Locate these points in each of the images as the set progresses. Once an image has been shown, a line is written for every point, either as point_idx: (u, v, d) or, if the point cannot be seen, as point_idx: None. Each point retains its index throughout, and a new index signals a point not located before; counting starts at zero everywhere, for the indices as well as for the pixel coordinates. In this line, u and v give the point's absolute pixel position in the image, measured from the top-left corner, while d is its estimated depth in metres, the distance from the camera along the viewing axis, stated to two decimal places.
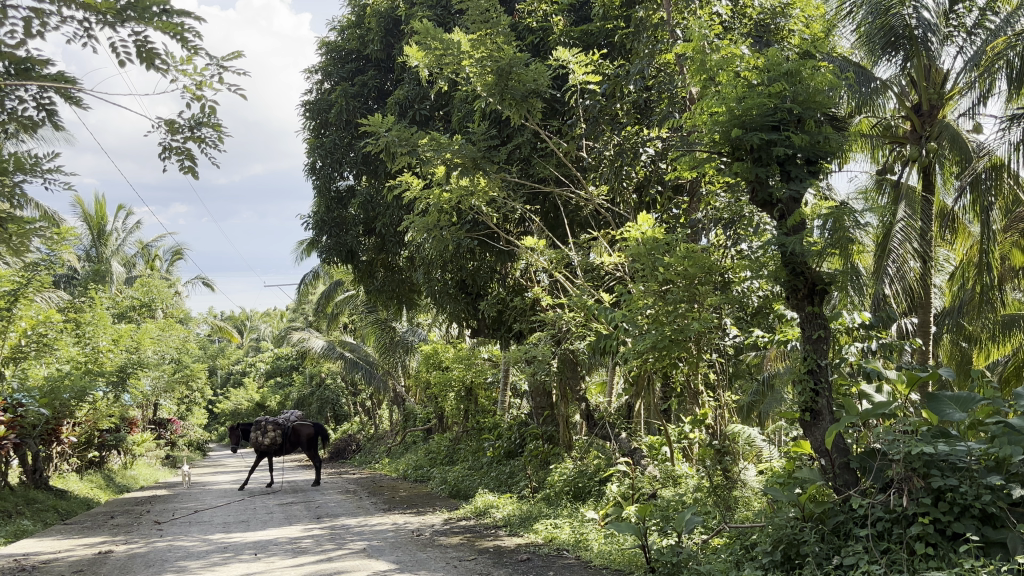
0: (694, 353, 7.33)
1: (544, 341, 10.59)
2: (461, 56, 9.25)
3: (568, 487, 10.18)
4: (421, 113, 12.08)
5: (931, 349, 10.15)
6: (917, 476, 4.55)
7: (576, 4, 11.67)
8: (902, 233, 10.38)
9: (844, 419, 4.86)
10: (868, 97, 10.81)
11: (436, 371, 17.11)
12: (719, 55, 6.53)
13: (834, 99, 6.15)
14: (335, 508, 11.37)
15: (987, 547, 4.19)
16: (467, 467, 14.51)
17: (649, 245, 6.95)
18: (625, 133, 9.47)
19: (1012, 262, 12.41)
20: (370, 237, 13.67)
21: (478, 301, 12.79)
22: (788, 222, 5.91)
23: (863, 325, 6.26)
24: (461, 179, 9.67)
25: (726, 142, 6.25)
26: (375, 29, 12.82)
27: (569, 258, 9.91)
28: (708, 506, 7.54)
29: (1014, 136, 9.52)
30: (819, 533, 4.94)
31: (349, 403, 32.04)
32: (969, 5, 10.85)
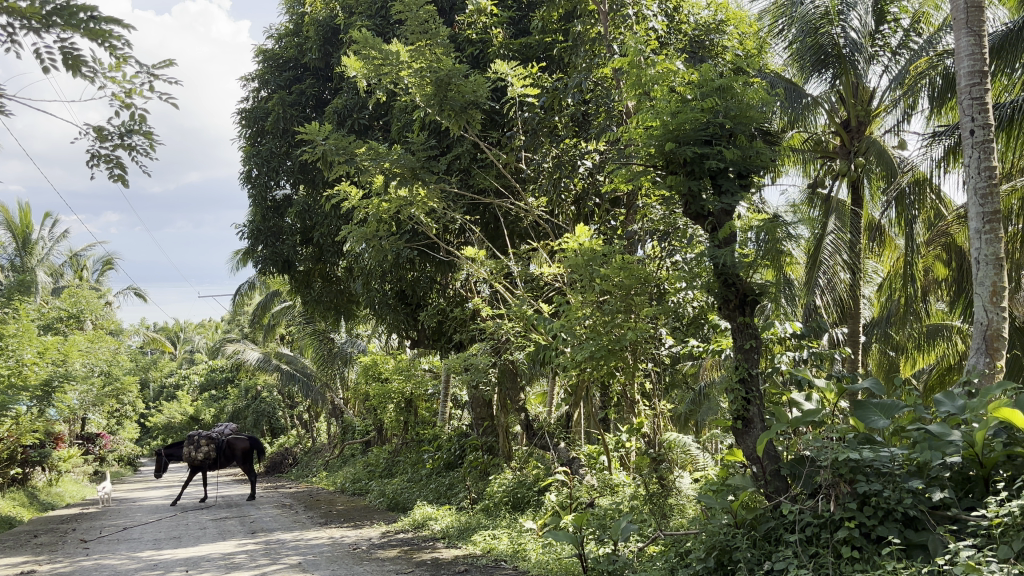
0: (631, 362, 7.45)
1: (484, 351, 10.63)
2: (400, 66, 9.27)
3: (507, 498, 10.19)
4: (360, 122, 12.00)
5: (860, 359, 10.54)
6: (844, 481, 4.66)
7: (514, 17, 11.74)
8: (831, 245, 10.71)
9: (774, 427, 4.98)
10: (799, 113, 11.12)
11: (374, 383, 16.96)
12: (655, 70, 6.65)
13: (766, 115, 6.29)
14: (270, 523, 11.19)
15: (908, 550, 4.32)
16: (406, 479, 14.43)
17: (587, 256, 7.04)
18: (563, 146, 9.70)
19: (935, 274, 12.91)
20: (307, 247, 13.53)
21: (418, 311, 12.78)
22: (719, 234, 6.07)
23: (795, 335, 6.45)
24: (399, 189, 9.62)
25: (660, 156, 6.37)
26: (313, 38, 12.70)
27: (509, 267, 9.95)
28: (644, 514, 7.67)
29: (935, 153, 9.90)
30: (751, 539, 5.04)
31: (285, 417, 31.54)
32: (893, 25, 11.28)
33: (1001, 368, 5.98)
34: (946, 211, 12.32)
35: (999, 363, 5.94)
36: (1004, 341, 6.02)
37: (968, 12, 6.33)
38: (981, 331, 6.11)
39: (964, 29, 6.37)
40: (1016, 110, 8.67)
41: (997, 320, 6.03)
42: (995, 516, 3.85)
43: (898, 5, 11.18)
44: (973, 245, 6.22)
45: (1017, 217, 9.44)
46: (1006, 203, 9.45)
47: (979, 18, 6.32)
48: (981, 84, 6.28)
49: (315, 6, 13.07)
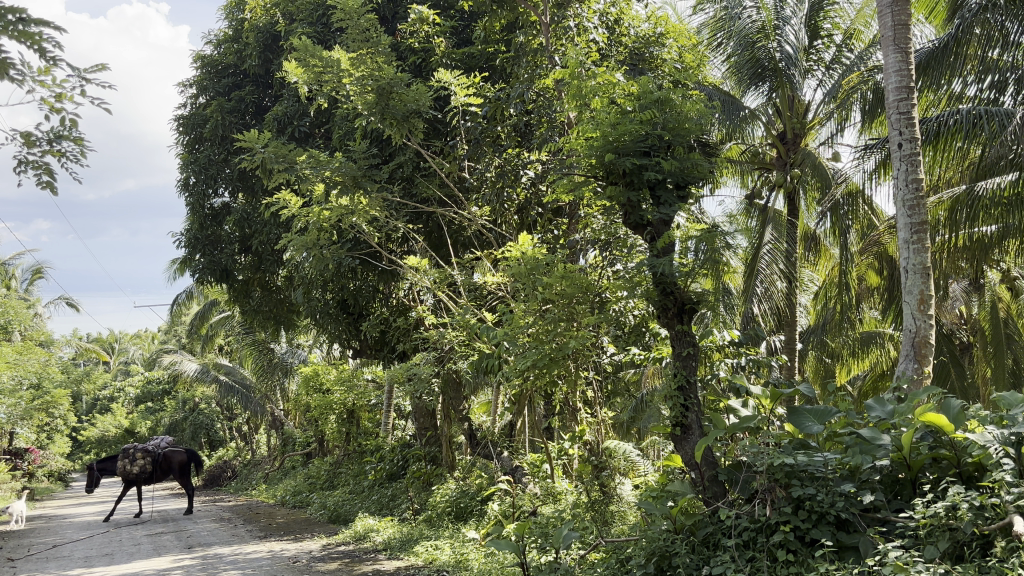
0: (573, 371, 7.50)
1: (427, 361, 10.60)
2: (342, 74, 9.21)
3: (450, 508, 10.16)
4: (300, 130, 11.88)
5: (796, 365, 10.74)
6: (779, 486, 4.75)
7: (457, 27, 11.74)
8: (768, 255, 10.95)
9: (712, 434, 5.05)
10: (737, 125, 11.31)
11: (315, 394, 16.74)
12: (596, 82, 6.75)
13: (704, 127, 6.40)
14: (208, 537, 10.97)
15: (840, 552, 4.40)
16: (347, 491, 14.29)
17: (530, 265, 7.08)
18: (506, 156, 9.76)
19: (868, 283, 13.33)
20: (246, 255, 13.34)
21: (361, 320, 12.67)
22: (659, 244, 6.18)
23: (733, 342, 6.69)
24: (341, 197, 9.54)
25: (600, 166, 6.45)
26: (253, 44, 12.54)
27: (452, 276, 9.94)
28: (586, 522, 7.71)
29: (867, 165, 10.26)
30: (690, 544, 5.11)
31: (224, 429, 30.96)
32: (827, 41, 11.61)
33: (928, 374, 6.17)
34: (877, 220, 12.71)
35: (926, 368, 6.13)
36: (932, 347, 6.22)
37: (895, 31, 6.55)
38: (910, 338, 6.30)
39: (892, 47, 6.58)
40: (942, 125, 9.00)
41: (925, 327, 6.23)
42: (923, 517, 3.94)
43: (831, 21, 11.51)
44: (902, 254, 6.41)
45: (943, 227, 9.78)
46: (933, 212, 9.84)
47: (906, 36, 6.54)
48: (908, 99, 6.50)
49: (254, 12, 12.91)
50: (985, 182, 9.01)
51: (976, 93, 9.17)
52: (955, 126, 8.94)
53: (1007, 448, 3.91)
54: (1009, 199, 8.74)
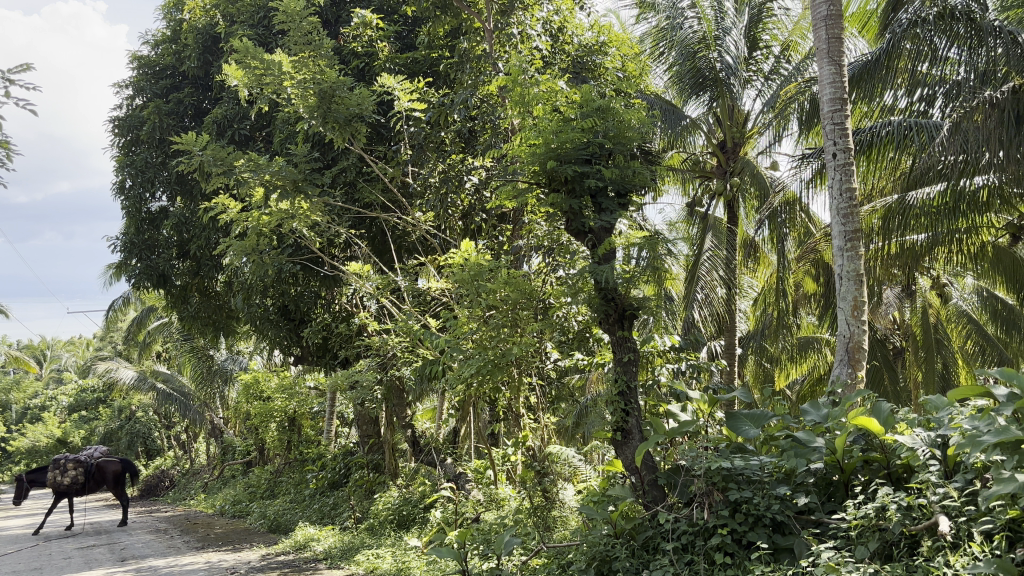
0: (517, 376, 7.55)
1: (370, 367, 10.52)
2: (282, 77, 9.07)
3: (392, 516, 10.09)
4: (240, 133, 11.68)
5: (736, 369, 10.94)
6: (717, 489, 4.83)
7: (400, 32, 11.71)
8: (708, 262, 11.07)
9: (651, 439, 5.09)
10: (679, 134, 11.45)
11: (256, 401, 16.50)
12: (539, 89, 6.77)
13: (645, 135, 6.49)
14: (142, 549, 10.68)
15: (776, 553, 4.45)
16: (288, 500, 14.08)
17: (473, 272, 7.07)
18: (450, 161, 9.76)
19: (805, 290, 13.65)
20: (184, 260, 13.08)
21: (302, 326, 12.52)
22: (600, 250, 6.25)
23: (673, 348, 6.74)
24: (281, 201, 9.43)
25: (541, 174, 6.48)
26: (191, 45, 12.31)
27: (395, 282, 9.90)
28: (528, 528, 7.73)
29: (804, 174, 10.52)
30: (630, 549, 5.15)
31: (161, 438, 30.29)
32: (766, 52, 11.87)
33: (861, 379, 6.30)
34: (815, 228, 13.04)
35: (860, 373, 6.28)
36: (864, 352, 6.39)
37: (828, 44, 6.70)
38: (843, 343, 6.46)
39: (826, 59, 6.74)
40: (875, 136, 9.46)
41: (858, 333, 6.41)
42: (854, 518, 4.02)
43: (769, 33, 11.79)
44: (836, 261, 6.57)
45: (876, 234, 10.06)
46: (867, 221, 10.11)
47: (839, 49, 6.70)
48: (842, 111, 6.66)
49: (193, 13, 12.68)
50: (914, 193, 9.18)
51: (907, 105, 9.41)
52: (887, 137, 9.35)
53: (934, 450, 4.02)
54: (938, 208, 9.00)
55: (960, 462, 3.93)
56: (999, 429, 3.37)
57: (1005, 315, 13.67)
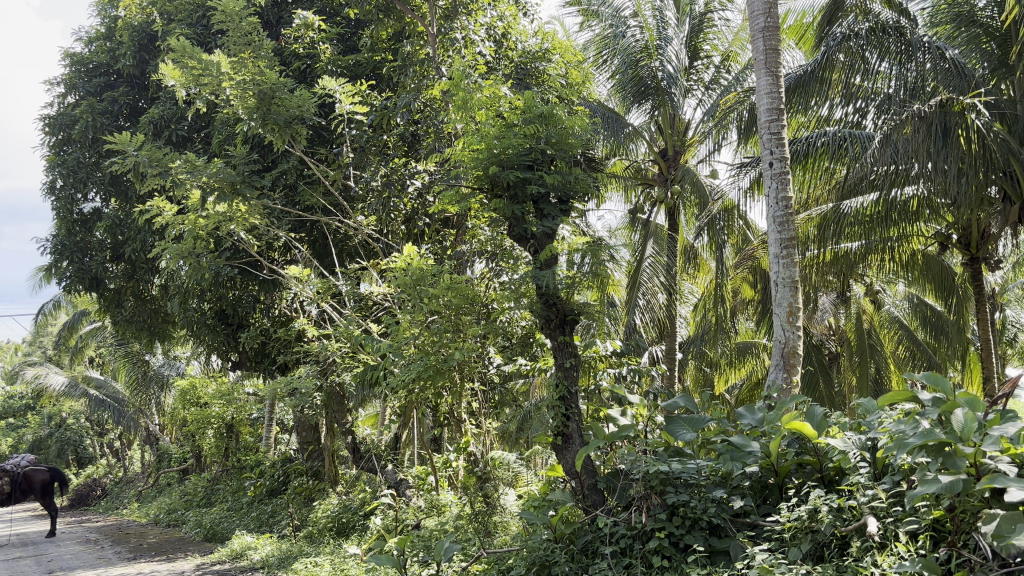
0: (459, 382, 7.53)
1: (309, 374, 10.37)
2: (221, 77, 8.92)
3: (332, 524, 9.98)
4: (178, 134, 11.43)
5: (676, 374, 11.10)
6: (655, 493, 4.87)
7: (343, 34, 11.61)
8: (650, 268, 11.16)
9: (591, 443, 5.12)
10: (622, 141, 11.54)
11: (193, 408, 16.17)
12: (482, 94, 6.78)
13: (586, 142, 6.52)
14: (70, 561, 10.35)
15: (712, 556, 4.51)
16: (224, 508, 13.81)
17: (415, 276, 7.00)
18: (393, 165, 9.75)
19: (743, 296, 13.89)
20: (117, 263, 12.77)
21: (240, 331, 12.30)
22: (542, 256, 6.27)
23: (615, 352, 6.82)
24: (218, 204, 9.26)
25: (484, 179, 6.50)
26: (127, 43, 12.01)
27: (336, 287, 9.80)
28: (469, 534, 7.70)
29: (742, 183, 10.73)
30: (569, 553, 5.17)
31: (92, 445, 29.47)
32: (706, 62, 12.07)
33: (796, 383, 6.45)
34: (753, 235, 13.30)
35: (795, 378, 6.40)
36: (799, 357, 6.50)
37: (766, 54, 6.82)
38: (779, 348, 6.57)
39: (763, 69, 6.86)
40: (810, 146, 9.61)
41: (793, 339, 6.52)
42: (787, 520, 4.09)
43: (710, 43, 11.94)
44: (773, 268, 6.69)
45: (812, 242, 10.29)
46: (803, 228, 10.37)
47: (776, 60, 6.83)
48: (779, 120, 6.80)
49: (129, 10, 12.37)
50: (850, 202, 9.47)
51: (841, 115, 9.63)
52: (822, 147, 9.53)
53: (864, 453, 4.11)
54: (872, 217, 9.27)
55: (888, 464, 4.02)
56: (924, 433, 3.45)
57: (933, 321, 14.12)
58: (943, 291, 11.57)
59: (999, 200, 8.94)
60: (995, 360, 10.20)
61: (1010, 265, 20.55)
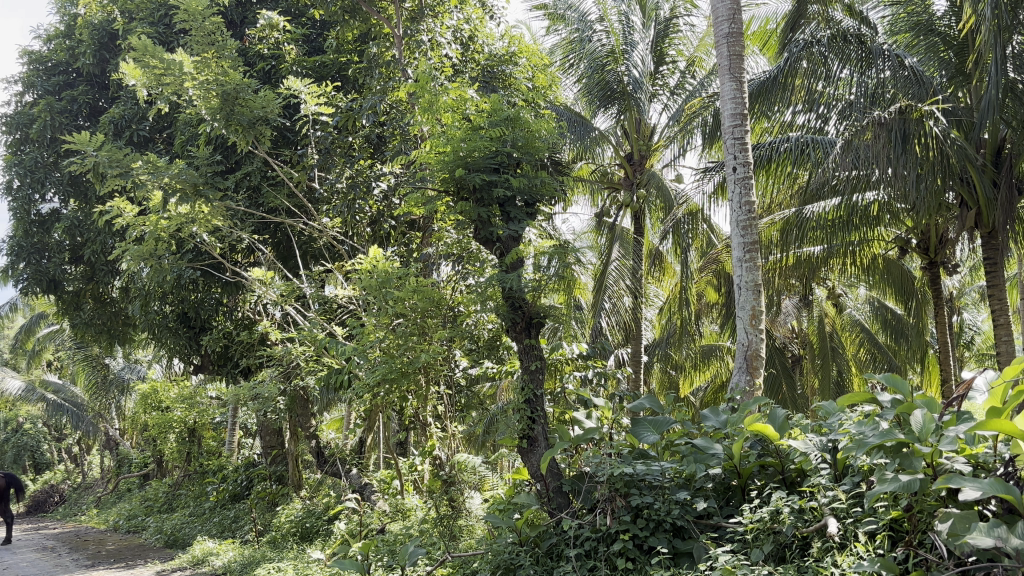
0: (424, 385, 7.51)
1: (272, 377, 10.27)
2: (183, 77, 8.81)
3: (295, 529, 9.90)
4: (139, 134, 11.27)
5: (641, 377, 11.16)
6: (619, 495, 4.89)
7: (308, 35, 11.54)
8: (616, 271, 11.20)
9: (556, 446, 5.12)
10: (589, 144, 11.58)
11: (154, 412, 15.95)
12: (448, 96, 6.79)
13: (552, 146, 6.54)
14: (26, 568, 10.13)
15: (676, 558, 4.57)
16: (186, 513, 13.63)
17: (380, 279, 6.92)
18: (358, 167, 9.72)
19: (707, 299, 14.02)
20: (76, 265, 12.56)
21: (202, 334, 12.15)
22: (508, 259, 6.28)
23: (581, 355, 6.84)
24: (180, 205, 9.13)
25: (449, 182, 6.45)
26: (87, 42, 11.82)
27: (300, 289, 9.71)
28: (434, 538, 7.67)
29: (707, 188, 10.84)
30: (534, 556, 5.17)
31: (50, 451, 28.94)
32: (671, 67, 12.16)
33: (758, 386, 6.50)
34: (717, 239, 13.40)
35: (757, 381, 6.45)
36: (761, 360, 6.56)
37: (730, 60, 6.89)
38: (742, 351, 6.63)
39: (727, 75, 6.93)
40: (774, 151, 9.77)
41: (756, 342, 6.59)
42: (749, 522, 4.12)
43: (675, 48, 12.10)
44: (736, 272, 6.76)
45: (775, 246, 10.40)
46: (767, 233, 10.46)
47: (739, 66, 6.90)
48: (742, 126, 6.86)
49: (89, 8, 12.18)
50: (812, 207, 9.57)
51: (804, 121, 9.74)
52: (786, 152, 9.68)
53: (825, 455, 4.16)
54: (834, 221, 9.34)
55: (849, 465, 4.07)
56: (882, 433, 3.51)
57: (894, 324, 14.35)
58: (903, 295, 11.73)
59: (956, 205, 9.12)
60: (953, 363, 10.39)
61: (968, 269, 20.97)
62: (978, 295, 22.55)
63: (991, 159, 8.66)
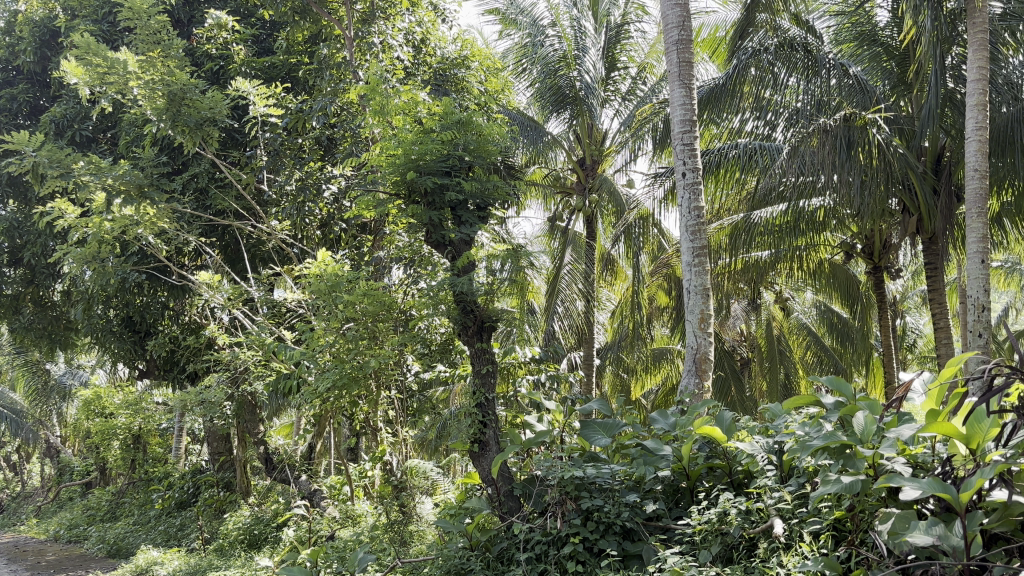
0: (375, 390, 7.43)
1: (220, 383, 10.09)
2: (128, 77, 8.62)
3: (243, 536, 9.76)
4: (81, 134, 11.01)
5: (593, 380, 11.23)
6: (570, 499, 4.89)
7: (258, 36, 11.40)
8: (568, 275, 11.24)
9: (508, 449, 5.10)
10: (541, 149, 11.64)
11: (97, 418, 15.61)
12: (400, 99, 6.75)
13: (504, 150, 6.54)
14: None
15: (625, 560, 4.58)
16: (130, 521, 13.35)
17: (331, 283, 6.94)
18: (308, 169, 9.65)
19: (658, 303, 14.14)
20: (16, 268, 12.21)
21: (148, 339, 11.91)
22: (459, 263, 6.25)
23: (533, 359, 6.85)
24: (124, 207, 8.93)
25: (401, 185, 6.37)
26: (27, 39, 11.51)
27: (248, 293, 9.57)
28: (385, 544, 7.62)
29: (657, 193, 10.98)
30: (485, 560, 5.15)
31: None
32: (623, 73, 12.26)
33: (707, 388, 6.58)
34: (668, 244, 13.54)
35: (706, 383, 6.53)
36: (710, 363, 6.66)
37: (680, 67, 6.96)
38: (691, 354, 6.70)
39: (677, 82, 7.00)
40: (722, 157, 9.95)
41: (704, 345, 6.68)
42: (697, 524, 4.16)
43: (627, 54, 12.20)
44: (685, 276, 6.82)
45: (724, 251, 10.55)
46: (716, 238, 10.60)
47: (689, 73, 6.98)
48: (691, 132, 6.95)
49: (30, 4, 11.87)
50: (760, 212, 9.77)
51: (752, 128, 9.79)
52: (734, 159, 9.88)
53: (771, 456, 4.21)
54: (781, 227, 9.54)
55: (795, 466, 4.13)
56: (826, 434, 3.58)
57: (839, 327, 14.65)
58: (848, 299, 11.99)
59: (899, 211, 9.32)
60: (895, 366, 10.64)
61: (910, 273, 21.50)
62: (919, 300, 23.14)
63: (931, 167, 8.88)
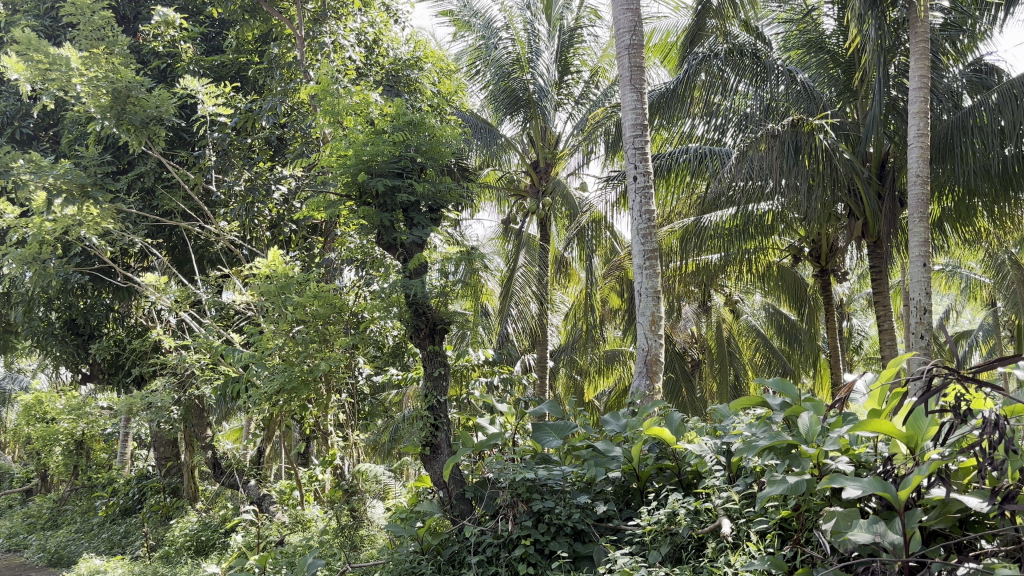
0: (326, 393, 7.35)
1: (166, 387, 9.89)
2: (70, 73, 8.42)
3: (190, 543, 9.59)
4: (22, 132, 10.74)
5: (546, 382, 11.24)
6: (521, 501, 4.89)
7: (207, 33, 11.23)
8: (521, 277, 11.23)
9: (459, 452, 5.07)
10: (494, 151, 11.67)
11: (38, 424, 15.20)
12: (351, 99, 6.69)
13: (457, 152, 6.52)
14: None
15: (575, 561, 4.60)
16: (72, 529, 13.02)
17: (281, 285, 6.88)
18: (257, 169, 9.53)
19: (611, 305, 14.22)
20: None
21: (91, 342, 11.64)
22: (411, 265, 6.21)
23: (485, 362, 6.83)
24: (66, 207, 8.72)
25: (352, 186, 6.32)
26: None
27: (196, 295, 9.40)
28: (336, 548, 7.55)
29: (609, 196, 11.05)
30: (436, 564, 5.12)
31: None
32: (576, 76, 12.33)
33: (658, 390, 6.63)
34: (620, 246, 13.66)
35: (656, 385, 6.57)
36: (660, 365, 6.70)
37: (631, 72, 7.02)
38: (642, 356, 6.74)
39: (628, 86, 7.05)
40: (673, 161, 10.08)
41: (655, 347, 6.73)
42: (646, 524, 4.18)
43: (580, 58, 12.27)
44: (636, 278, 6.86)
45: (675, 254, 10.43)
46: (666, 241, 10.46)
47: (640, 77, 7.03)
48: (642, 136, 7.00)
49: None
50: (710, 216, 9.88)
51: (703, 133, 10.04)
52: (685, 163, 10.02)
53: (720, 456, 4.26)
54: (730, 230, 9.69)
55: (742, 467, 4.18)
56: (772, 434, 3.64)
57: (788, 329, 14.90)
58: (795, 301, 12.24)
59: (845, 215, 9.51)
60: (841, 367, 10.86)
61: (856, 277, 21.96)
62: (865, 303, 23.64)
63: (875, 172, 9.08)
